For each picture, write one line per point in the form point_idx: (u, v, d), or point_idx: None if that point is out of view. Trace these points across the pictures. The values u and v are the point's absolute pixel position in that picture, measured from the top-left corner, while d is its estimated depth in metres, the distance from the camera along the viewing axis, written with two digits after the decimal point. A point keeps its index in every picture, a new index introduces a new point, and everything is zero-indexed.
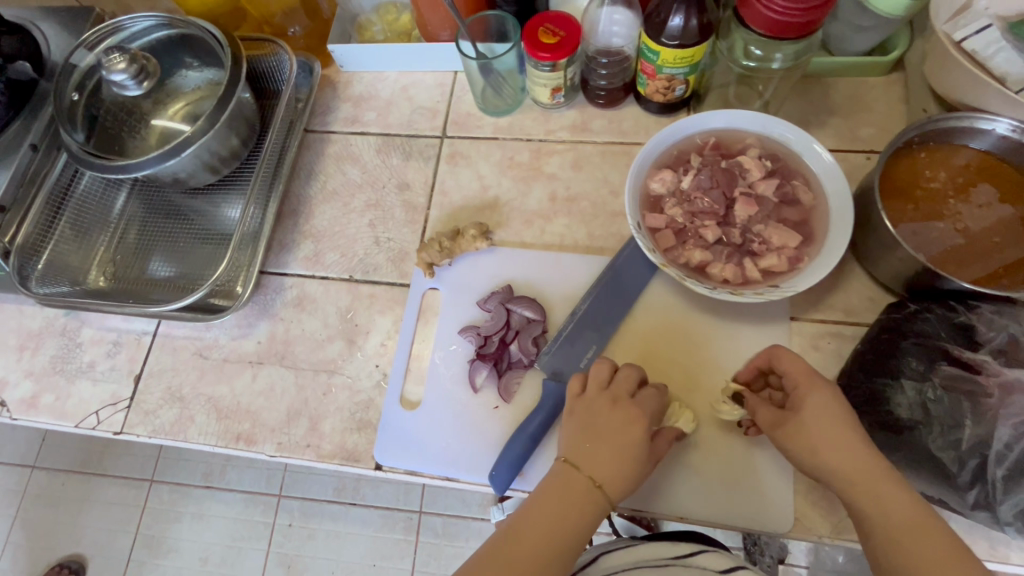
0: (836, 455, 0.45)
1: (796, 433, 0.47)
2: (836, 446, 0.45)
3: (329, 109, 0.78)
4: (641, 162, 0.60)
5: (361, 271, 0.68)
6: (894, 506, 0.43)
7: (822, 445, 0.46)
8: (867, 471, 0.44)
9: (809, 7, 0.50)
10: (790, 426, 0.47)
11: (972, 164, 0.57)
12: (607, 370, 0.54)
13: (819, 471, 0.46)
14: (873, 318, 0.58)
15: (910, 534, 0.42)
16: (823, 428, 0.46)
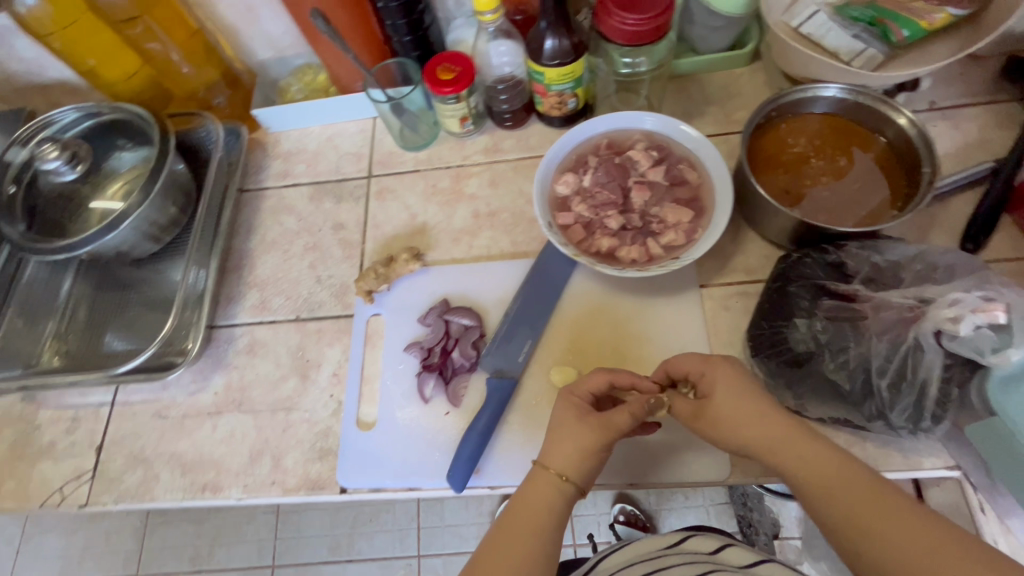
0: (749, 430, 0.47)
1: (710, 418, 0.49)
2: (748, 418, 0.47)
3: (261, 168, 0.83)
4: (543, 170, 0.67)
5: (307, 310, 0.72)
6: (812, 458, 0.44)
7: (734, 425, 0.48)
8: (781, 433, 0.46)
9: (651, 16, 0.58)
10: (706, 416, 0.50)
11: (826, 126, 0.65)
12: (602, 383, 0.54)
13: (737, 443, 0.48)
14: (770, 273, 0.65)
15: (831, 480, 0.43)
16: (731, 402, 0.48)
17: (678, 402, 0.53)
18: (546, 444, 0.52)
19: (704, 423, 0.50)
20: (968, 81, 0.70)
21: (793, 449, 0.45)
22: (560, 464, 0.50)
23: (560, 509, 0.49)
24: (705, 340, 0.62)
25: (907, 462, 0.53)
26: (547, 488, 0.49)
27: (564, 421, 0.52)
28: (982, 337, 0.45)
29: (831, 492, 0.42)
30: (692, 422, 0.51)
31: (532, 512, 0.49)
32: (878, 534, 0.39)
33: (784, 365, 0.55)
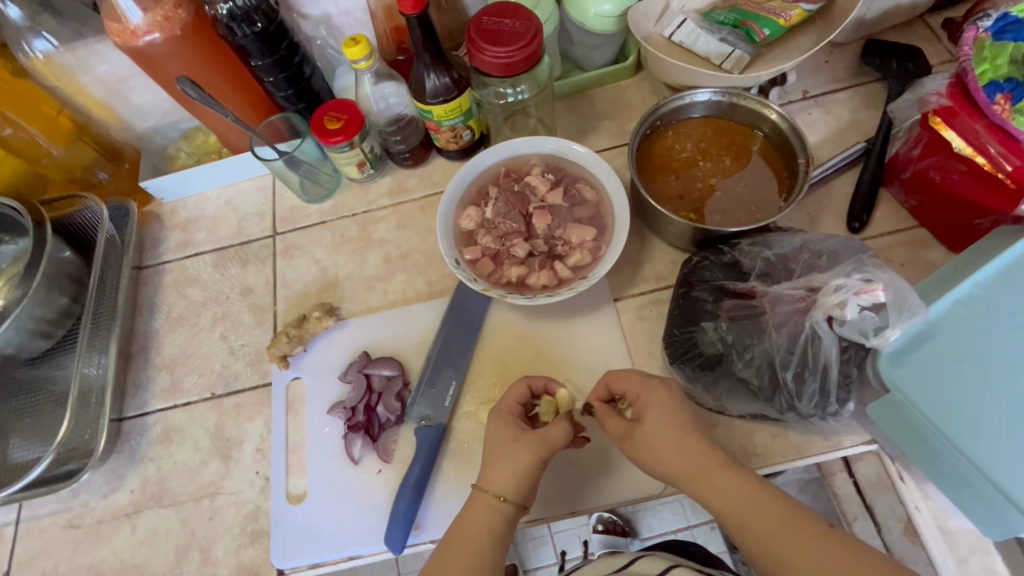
0: (674, 461, 0.49)
1: (639, 447, 0.51)
2: (675, 448, 0.49)
3: (158, 241, 0.79)
4: (444, 207, 0.66)
5: (222, 385, 0.68)
6: (732, 490, 0.47)
7: (661, 453, 0.50)
8: (703, 463, 0.49)
9: (519, 47, 0.59)
10: (635, 441, 0.51)
11: (708, 128, 0.67)
12: (520, 393, 0.56)
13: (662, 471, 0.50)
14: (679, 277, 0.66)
15: (749, 512, 0.46)
16: (660, 432, 0.50)
17: (608, 419, 0.54)
18: (485, 467, 0.53)
19: (632, 447, 0.52)
20: (834, 67, 0.74)
21: (714, 482, 0.48)
22: (499, 486, 0.51)
23: (501, 530, 0.51)
24: (626, 354, 0.62)
25: (828, 444, 0.54)
26: (486, 511, 0.51)
27: (499, 442, 0.53)
28: (865, 317, 0.47)
29: (747, 520, 0.46)
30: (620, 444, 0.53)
31: (473, 536, 0.50)
32: (787, 563, 0.44)
33: (699, 370, 0.55)
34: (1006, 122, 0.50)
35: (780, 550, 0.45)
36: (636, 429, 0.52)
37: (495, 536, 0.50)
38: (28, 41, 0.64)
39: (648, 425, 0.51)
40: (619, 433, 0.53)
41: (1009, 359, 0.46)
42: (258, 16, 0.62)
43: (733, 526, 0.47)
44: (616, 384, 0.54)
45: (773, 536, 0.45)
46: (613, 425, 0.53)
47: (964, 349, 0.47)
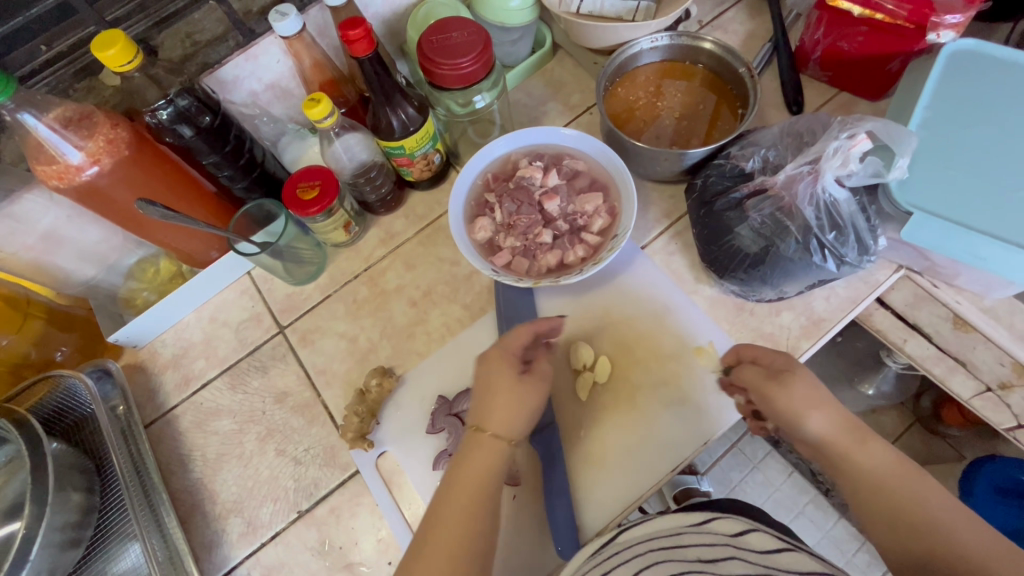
0: (825, 427, 0.52)
1: (782, 404, 0.53)
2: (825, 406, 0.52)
3: (153, 391, 0.70)
4: (456, 226, 0.66)
5: (306, 498, 0.62)
6: (882, 464, 0.50)
7: (809, 403, 0.52)
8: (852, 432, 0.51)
9: (476, 57, 0.61)
10: (779, 386, 0.53)
11: (650, 73, 0.73)
12: (526, 338, 0.56)
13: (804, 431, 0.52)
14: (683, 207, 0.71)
15: (900, 482, 0.49)
16: (807, 382, 0.53)
17: (747, 375, 0.56)
18: (484, 406, 0.52)
19: (780, 405, 0.53)
20: None
21: (867, 452, 0.50)
22: (501, 425, 0.51)
23: (496, 469, 0.50)
24: (675, 287, 0.67)
25: (870, 285, 0.64)
26: (485, 450, 0.50)
27: (502, 377, 0.53)
28: (867, 163, 0.55)
29: (892, 488, 0.49)
30: (763, 388, 0.54)
31: (474, 479, 0.49)
32: (933, 528, 0.46)
33: (748, 267, 0.61)
34: None
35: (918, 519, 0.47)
36: (783, 372, 0.54)
37: (493, 478, 0.49)
38: None
39: (803, 382, 0.53)
40: (762, 379, 0.54)
41: (968, 148, 0.58)
42: (201, 111, 0.58)
43: (878, 497, 0.49)
44: (747, 353, 0.58)
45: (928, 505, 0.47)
46: (763, 382, 0.54)
47: (937, 153, 0.58)
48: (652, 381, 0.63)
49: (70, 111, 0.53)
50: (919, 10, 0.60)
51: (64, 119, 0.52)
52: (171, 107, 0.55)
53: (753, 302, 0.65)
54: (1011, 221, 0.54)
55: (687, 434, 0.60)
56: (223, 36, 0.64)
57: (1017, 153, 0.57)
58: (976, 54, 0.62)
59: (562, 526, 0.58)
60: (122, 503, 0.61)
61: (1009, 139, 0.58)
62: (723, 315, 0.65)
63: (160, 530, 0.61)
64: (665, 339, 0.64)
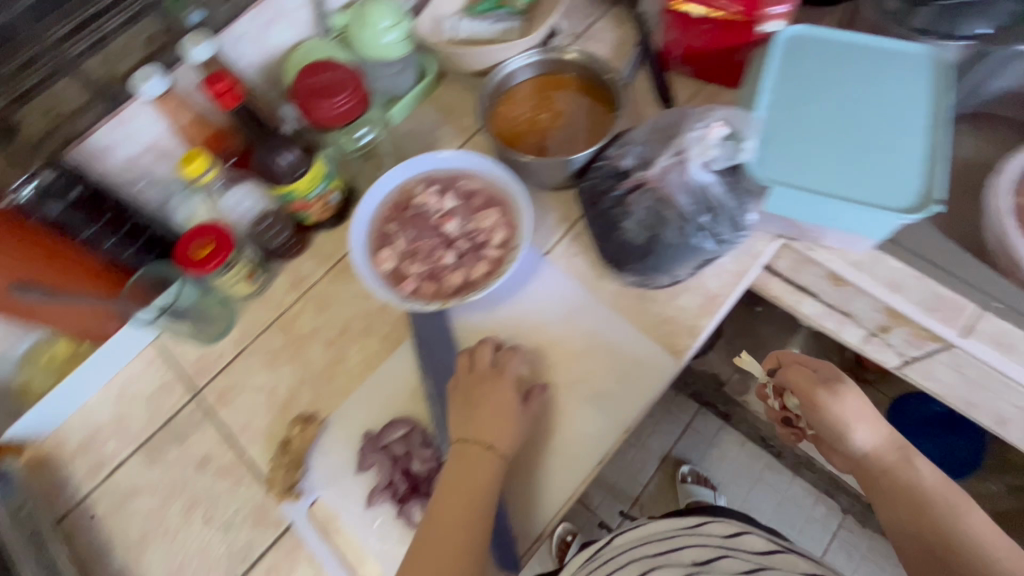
0: (867, 433, 0.61)
1: (820, 406, 0.61)
2: (859, 409, 0.61)
3: (63, 482, 0.66)
4: (358, 261, 0.67)
5: (242, 561, 0.61)
6: (910, 473, 0.58)
7: (835, 402, 0.61)
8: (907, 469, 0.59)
9: (346, 95, 0.62)
10: (820, 404, 0.61)
11: (530, 89, 0.77)
12: (490, 351, 0.63)
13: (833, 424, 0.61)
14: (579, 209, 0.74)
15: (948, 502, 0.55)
16: (848, 389, 0.61)
17: (794, 375, 0.65)
18: (473, 420, 0.58)
19: (834, 415, 0.61)
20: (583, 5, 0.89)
21: (916, 471, 0.58)
22: (490, 436, 0.57)
23: (490, 479, 0.55)
24: (579, 286, 0.69)
25: (754, 257, 0.68)
26: (478, 458, 0.56)
27: (484, 393, 0.59)
28: (726, 146, 0.61)
29: (921, 490, 0.56)
30: (809, 392, 0.63)
31: (460, 492, 0.54)
32: (952, 537, 0.52)
33: (640, 256, 0.65)
34: None
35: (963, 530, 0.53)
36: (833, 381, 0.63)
37: (492, 487, 0.55)
38: None
39: (854, 395, 0.61)
40: (808, 385, 0.63)
41: (811, 119, 0.63)
42: (69, 184, 0.59)
43: (932, 516, 0.54)
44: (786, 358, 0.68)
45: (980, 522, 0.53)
46: (815, 383, 0.63)
47: (784, 129, 0.63)
48: (571, 379, 0.65)
49: None
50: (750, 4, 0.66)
51: None
52: (34, 184, 0.57)
53: (653, 289, 0.68)
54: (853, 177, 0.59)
55: (611, 426, 0.62)
56: (86, 105, 0.62)
57: (854, 116, 0.62)
58: (807, 37, 0.68)
59: (506, 537, 0.59)
60: None
61: (845, 105, 0.63)
62: (628, 306, 0.68)
63: None
64: (578, 337, 0.67)
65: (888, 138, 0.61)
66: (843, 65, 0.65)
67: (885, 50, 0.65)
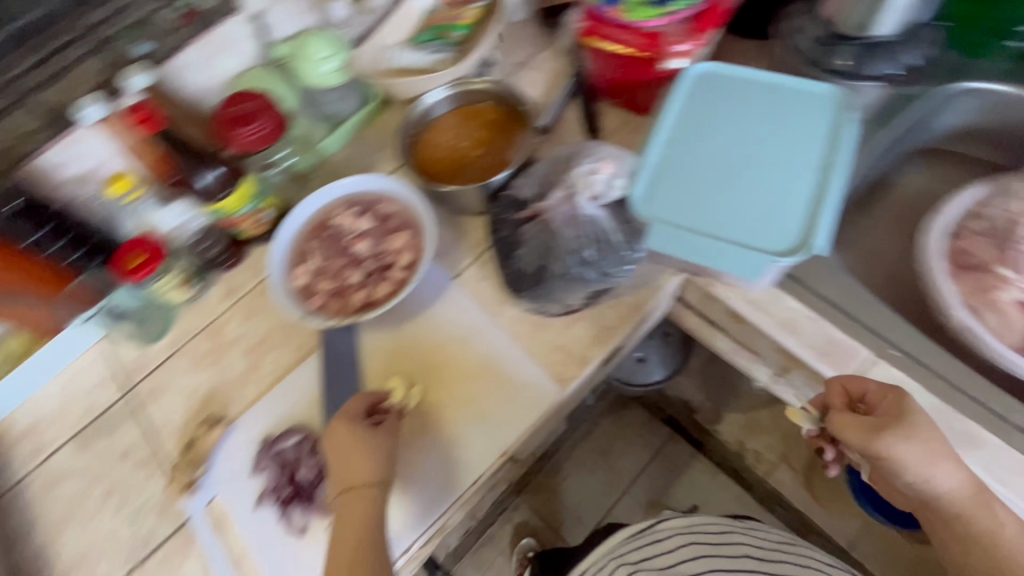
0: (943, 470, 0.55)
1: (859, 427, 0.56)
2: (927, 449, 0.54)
3: (7, 463, 0.74)
4: (273, 277, 0.72)
5: (140, 549, 0.65)
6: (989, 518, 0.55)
7: (911, 455, 0.54)
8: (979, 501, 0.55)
9: (259, 116, 0.68)
10: (878, 430, 0.55)
11: (453, 118, 0.80)
12: (359, 404, 0.62)
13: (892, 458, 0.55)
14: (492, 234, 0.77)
15: None
16: (912, 446, 0.54)
17: (848, 426, 0.57)
18: (342, 466, 0.58)
19: (902, 459, 0.54)
20: (525, 39, 0.92)
21: None
22: (354, 477, 0.58)
23: (366, 518, 0.57)
24: (479, 310, 0.72)
25: (653, 290, 0.69)
26: (353, 501, 0.58)
27: (346, 439, 0.59)
28: (610, 184, 0.63)
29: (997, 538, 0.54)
30: (874, 433, 0.55)
31: (351, 529, 0.57)
32: None
33: (532, 284, 0.67)
34: (624, 18, 0.68)
35: (955, 515, 0.56)
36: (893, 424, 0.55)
37: (371, 521, 0.57)
38: None
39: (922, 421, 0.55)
40: (871, 426, 0.56)
41: (703, 158, 0.64)
42: None
43: (913, 474, 0.55)
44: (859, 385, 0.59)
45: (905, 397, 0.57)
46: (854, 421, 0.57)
47: (676, 166, 0.64)
48: (459, 399, 0.67)
49: None
50: (650, 42, 0.68)
51: None
52: None
53: (550, 317, 0.69)
54: (734, 219, 0.60)
55: (490, 448, 0.65)
56: (37, 129, 0.70)
57: (746, 159, 0.63)
58: (718, 74, 0.68)
59: None
60: None
61: (740, 146, 0.64)
62: (524, 331, 0.70)
63: None
64: (471, 360, 0.69)
65: (775, 182, 0.61)
66: (733, 112, 0.66)
67: (790, 93, 0.65)
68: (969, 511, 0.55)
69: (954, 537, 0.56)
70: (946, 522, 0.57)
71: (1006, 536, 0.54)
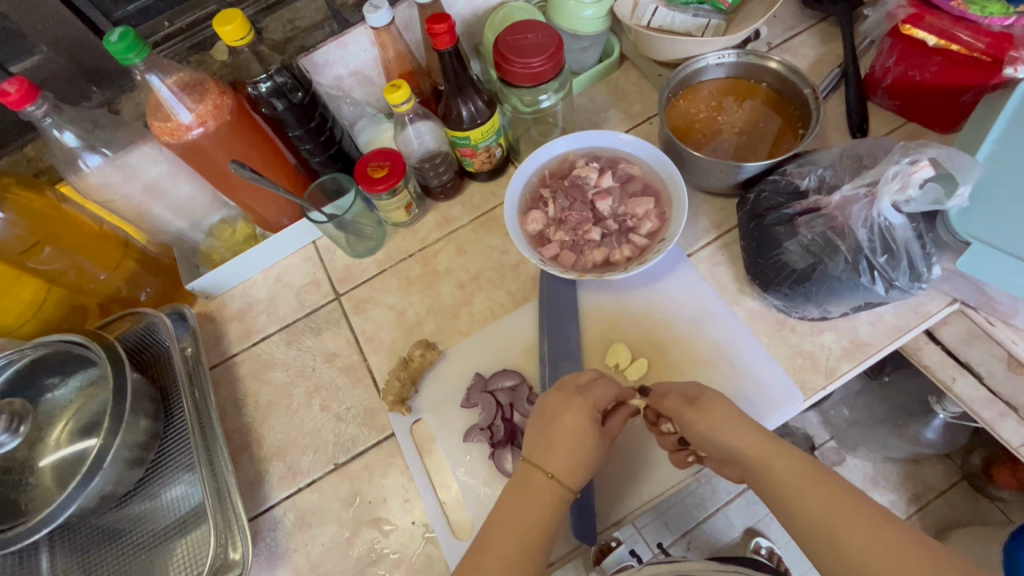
0: (786, 472, 0.52)
1: (700, 417, 0.55)
2: (731, 426, 0.55)
3: (218, 339, 0.77)
4: (511, 215, 0.69)
5: (343, 452, 0.67)
6: (812, 499, 0.50)
7: (721, 429, 0.55)
8: (811, 479, 0.51)
9: (548, 56, 0.65)
10: (698, 412, 0.56)
11: (714, 89, 0.75)
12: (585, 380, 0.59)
13: (715, 441, 0.55)
14: (733, 220, 0.72)
15: (842, 520, 0.48)
16: (721, 420, 0.55)
17: (667, 401, 0.58)
18: (536, 443, 0.56)
19: (697, 425, 0.55)
20: (785, 19, 0.85)
21: (848, 520, 0.48)
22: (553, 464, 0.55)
23: (548, 508, 0.54)
24: (716, 294, 0.68)
25: (920, 315, 0.63)
26: (538, 486, 0.55)
27: (552, 413, 0.57)
28: (928, 189, 0.55)
29: (811, 506, 0.50)
30: (682, 412, 0.56)
31: (531, 516, 0.53)
32: (841, 538, 0.48)
33: (789, 282, 0.62)
34: (966, 12, 0.60)
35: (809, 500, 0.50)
36: (697, 404, 0.56)
37: (545, 514, 0.54)
38: (82, 158, 0.62)
39: (716, 407, 0.55)
40: (678, 408, 0.57)
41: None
42: (295, 88, 0.65)
43: (754, 468, 0.54)
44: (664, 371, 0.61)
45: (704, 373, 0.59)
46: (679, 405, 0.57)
47: (993, 187, 0.57)
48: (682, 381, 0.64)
49: (187, 78, 0.60)
50: (998, 43, 0.60)
51: (182, 83, 0.59)
52: (270, 82, 0.63)
53: (795, 318, 0.65)
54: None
55: None
56: (319, 24, 0.71)
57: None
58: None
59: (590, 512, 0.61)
60: (184, 435, 0.66)
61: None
62: (762, 328, 0.66)
63: (211, 464, 0.66)
64: (701, 345, 0.66)
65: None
66: None
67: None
68: (838, 506, 0.49)
69: (777, 461, 0.53)
70: (769, 449, 0.54)
71: (773, 463, 0.53)
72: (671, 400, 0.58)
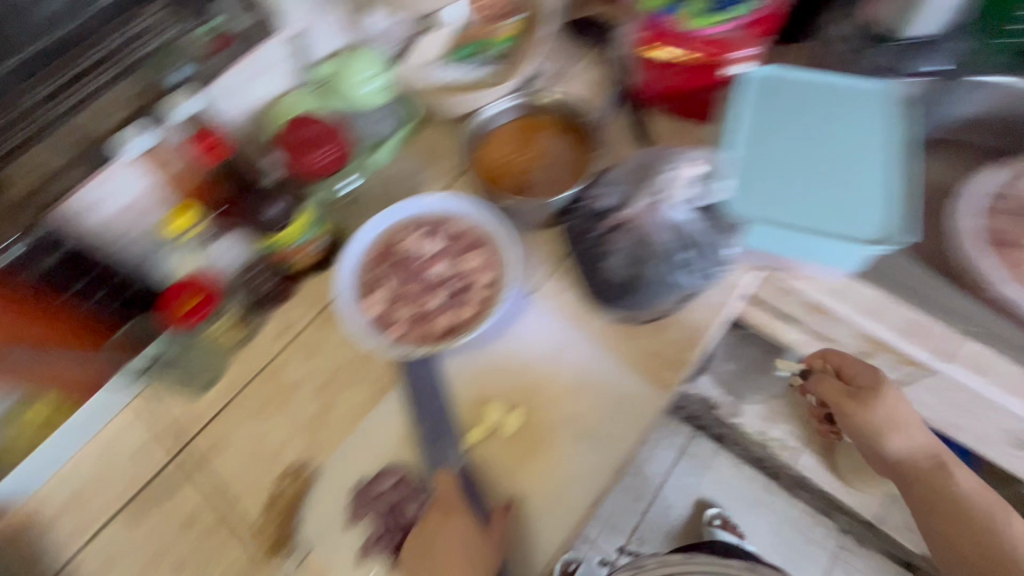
0: (879, 415, 0.69)
1: (882, 412, 0.69)
2: (872, 376, 0.71)
3: (41, 550, 0.64)
4: (347, 306, 0.68)
5: None
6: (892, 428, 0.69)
7: (901, 418, 0.70)
8: (924, 451, 0.71)
9: (327, 143, 0.70)
10: (865, 399, 0.70)
11: (511, 130, 0.79)
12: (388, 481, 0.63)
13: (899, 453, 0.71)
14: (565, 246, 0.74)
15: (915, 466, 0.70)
16: (872, 376, 0.71)
17: (827, 387, 0.74)
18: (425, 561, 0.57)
19: (866, 424, 0.70)
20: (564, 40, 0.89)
21: (885, 442, 0.70)
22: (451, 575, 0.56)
23: None
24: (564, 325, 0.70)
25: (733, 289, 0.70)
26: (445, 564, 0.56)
27: (440, 524, 0.58)
28: (693, 186, 0.64)
29: (910, 465, 0.71)
30: (847, 395, 0.71)
31: None
32: (899, 451, 0.70)
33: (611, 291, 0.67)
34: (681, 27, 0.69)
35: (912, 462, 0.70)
36: (864, 393, 0.70)
37: None
38: None
39: (881, 399, 0.69)
40: (844, 394, 0.72)
41: (776, 157, 0.66)
42: (59, 242, 0.64)
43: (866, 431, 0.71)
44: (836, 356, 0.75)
45: (888, 384, 0.69)
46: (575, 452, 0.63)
47: (758, 170, 0.65)
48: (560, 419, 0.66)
49: None
50: (711, 49, 0.70)
51: None
52: (24, 246, 0.61)
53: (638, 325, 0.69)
54: (825, 219, 0.62)
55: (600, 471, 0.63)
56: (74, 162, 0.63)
57: (819, 154, 0.66)
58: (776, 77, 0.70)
59: None
60: None
61: (809, 143, 0.67)
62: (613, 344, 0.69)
63: None
64: (562, 381, 0.67)
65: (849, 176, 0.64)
66: (806, 112, 0.68)
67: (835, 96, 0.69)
68: (871, 432, 0.70)
69: (882, 418, 0.69)
70: (901, 424, 0.70)
71: (875, 407, 0.69)
72: (831, 388, 0.73)
